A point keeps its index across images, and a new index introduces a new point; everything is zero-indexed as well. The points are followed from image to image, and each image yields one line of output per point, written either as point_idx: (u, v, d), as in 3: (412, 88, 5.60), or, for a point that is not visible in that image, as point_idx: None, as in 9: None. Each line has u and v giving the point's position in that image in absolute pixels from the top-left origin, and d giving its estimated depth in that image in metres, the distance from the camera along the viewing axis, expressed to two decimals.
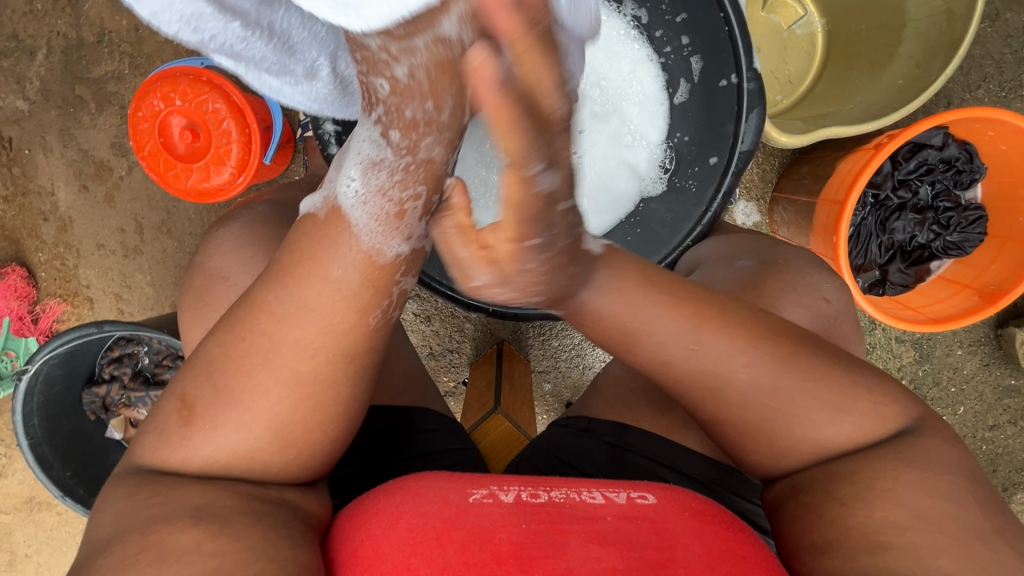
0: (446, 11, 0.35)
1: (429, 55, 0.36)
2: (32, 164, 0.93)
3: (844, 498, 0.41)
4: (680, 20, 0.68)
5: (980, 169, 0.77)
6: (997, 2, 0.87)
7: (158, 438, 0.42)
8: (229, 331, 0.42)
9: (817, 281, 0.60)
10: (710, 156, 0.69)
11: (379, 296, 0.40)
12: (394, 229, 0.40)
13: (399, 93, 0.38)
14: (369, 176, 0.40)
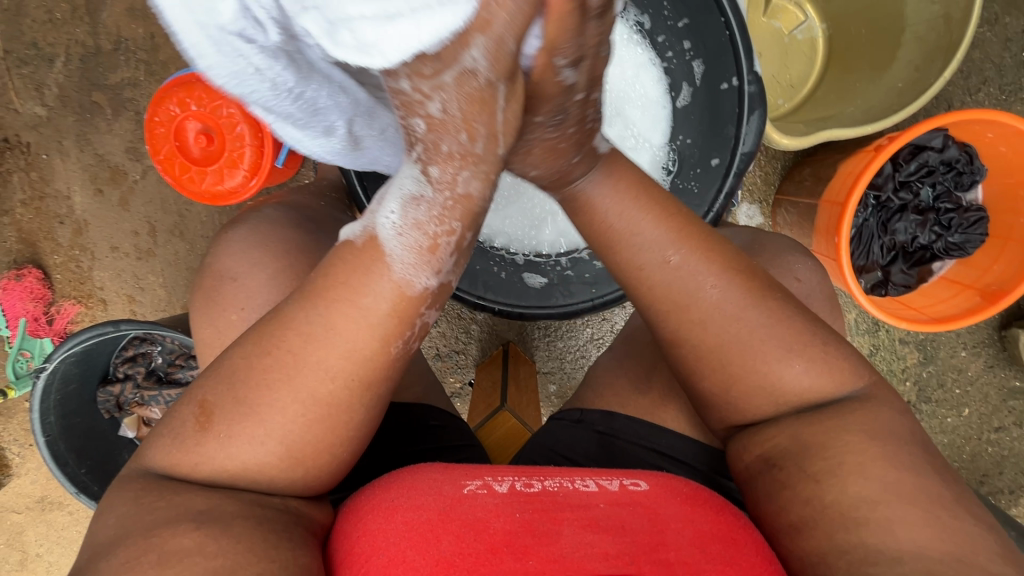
0: (467, 48, 0.34)
1: (456, 91, 0.36)
2: (49, 169, 0.95)
3: (817, 475, 0.42)
4: (681, 25, 0.70)
5: (980, 170, 0.78)
6: (997, 7, 0.88)
7: (172, 441, 0.42)
8: (255, 344, 0.41)
9: (789, 263, 0.60)
10: (712, 157, 0.71)
11: (402, 326, 0.40)
12: (426, 263, 0.40)
13: (434, 129, 0.38)
14: (408, 209, 0.40)
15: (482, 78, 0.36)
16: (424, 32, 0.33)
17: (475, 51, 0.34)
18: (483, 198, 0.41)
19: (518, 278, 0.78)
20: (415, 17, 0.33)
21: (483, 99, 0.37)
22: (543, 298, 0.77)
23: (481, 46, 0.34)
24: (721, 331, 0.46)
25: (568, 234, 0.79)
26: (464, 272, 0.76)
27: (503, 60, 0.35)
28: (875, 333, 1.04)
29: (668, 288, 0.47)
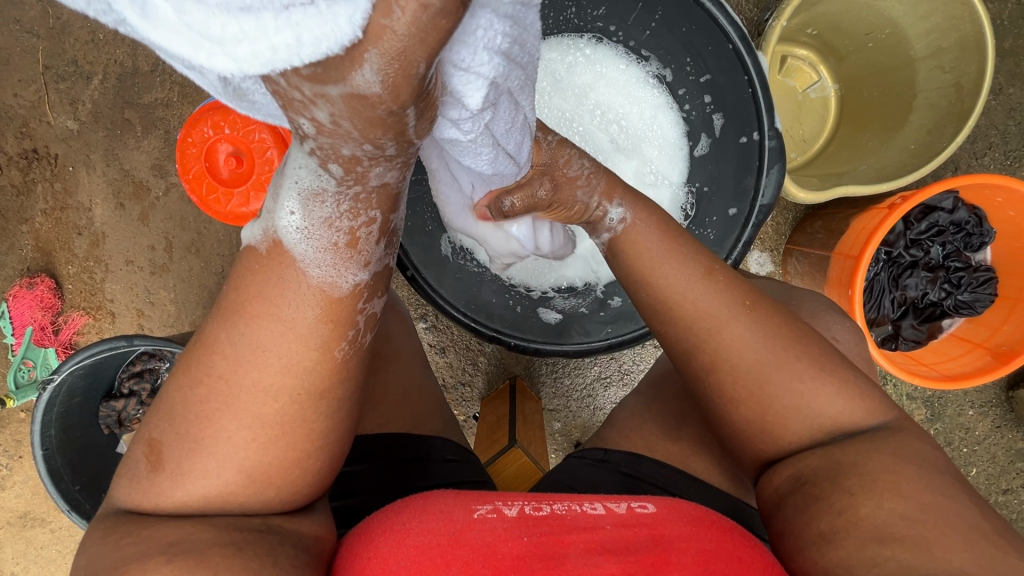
0: (359, 64, 0.26)
1: (347, 107, 0.28)
2: (74, 181, 0.96)
3: (853, 489, 0.42)
4: (703, 80, 0.72)
5: (989, 233, 0.80)
6: (1001, 77, 0.92)
7: (129, 482, 0.40)
8: (186, 373, 0.39)
9: (830, 324, 0.59)
10: (730, 207, 0.73)
11: (339, 330, 0.39)
12: (348, 259, 0.37)
13: (326, 134, 0.31)
14: (310, 208, 0.36)
15: (382, 107, 0.28)
16: (303, 40, 0.25)
17: (371, 71, 0.26)
18: (398, 181, 0.36)
19: (533, 312, 0.79)
20: (288, 17, 0.24)
21: (385, 124, 0.29)
22: (560, 335, 0.78)
23: (375, 64, 0.26)
24: (748, 363, 0.49)
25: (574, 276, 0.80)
26: (480, 305, 0.77)
27: (407, 87, 0.27)
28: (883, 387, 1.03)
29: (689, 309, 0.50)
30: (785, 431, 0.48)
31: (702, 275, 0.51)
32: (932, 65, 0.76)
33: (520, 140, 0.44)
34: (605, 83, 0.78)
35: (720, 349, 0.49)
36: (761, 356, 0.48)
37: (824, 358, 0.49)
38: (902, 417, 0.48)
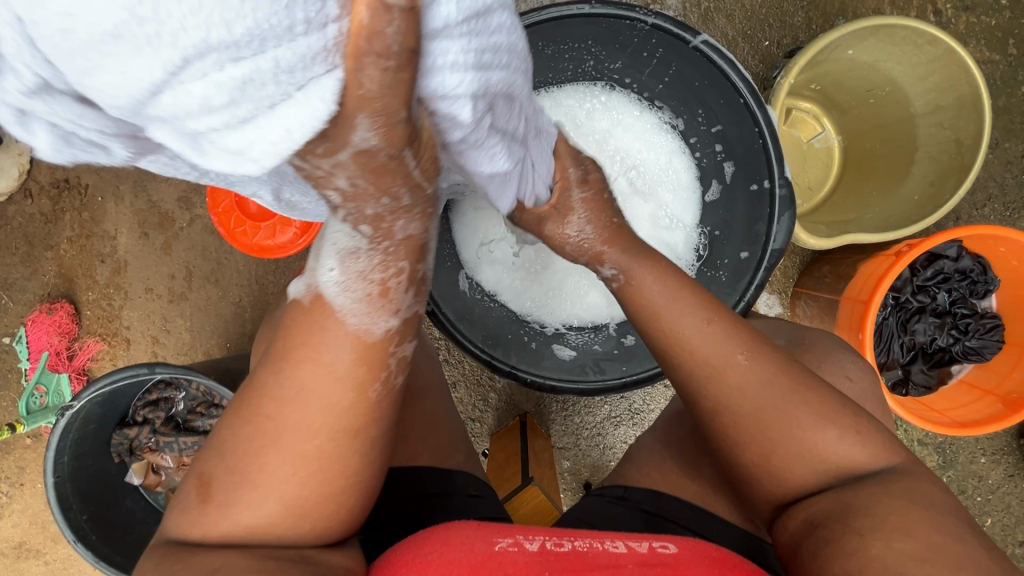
0: (351, 129, 0.29)
1: (357, 167, 0.31)
2: (101, 211, 0.99)
3: (863, 529, 0.42)
4: (714, 130, 0.76)
5: (994, 280, 0.81)
6: (997, 133, 0.96)
7: (180, 511, 0.41)
8: (236, 412, 0.41)
9: (844, 363, 0.59)
10: (742, 250, 0.76)
11: (373, 371, 0.39)
12: (381, 308, 0.38)
13: (351, 199, 0.34)
14: (347, 264, 0.38)
15: (382, 154, 0.31)
16: (293, 129, 0.28)
17: (365, 128, 0.29)
18: (422, 233, 0.37)
19: (547, 348, 0.80)
20: (276, 115, 0.28)
21: (389, 171, 0.32)
22: (576, 372, 0.79)
23: (366, 125, 0.29)
24: (766, 404, 0.49)
25: (584, 314, 0.81)
26: (498, 341, 0.78)
27: (397, 132, 0.30)
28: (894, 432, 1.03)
29: (689, 359, 0.50)
30: (797, 476, 0.48)
31: (706, 326, 0.50)
32: (932, 121, 0.80)
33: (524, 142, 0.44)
34: (623, 129, 0.80)
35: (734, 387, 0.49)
36: (775, 399, 0.49)
37: (834, 396, 0.50)
38: (913, 458, 0.48)
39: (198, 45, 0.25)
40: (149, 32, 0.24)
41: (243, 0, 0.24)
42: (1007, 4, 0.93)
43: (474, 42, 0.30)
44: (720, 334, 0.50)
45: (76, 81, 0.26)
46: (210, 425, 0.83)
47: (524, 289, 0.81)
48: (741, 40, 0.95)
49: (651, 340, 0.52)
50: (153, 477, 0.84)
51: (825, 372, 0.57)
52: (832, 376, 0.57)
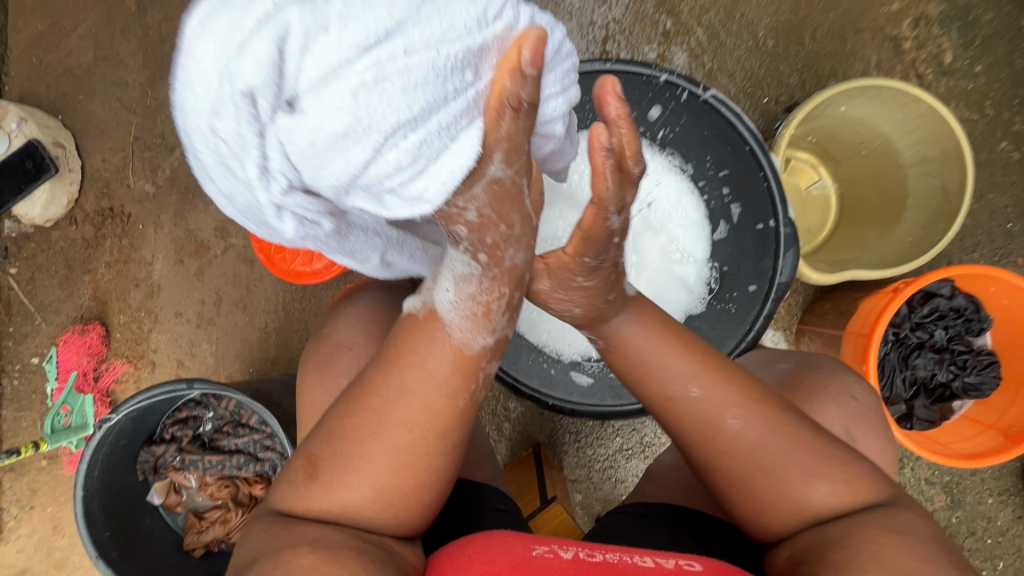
0: (489, 163, 0.39)
1: (488, 198, 0.41)
2: (140, 238, 1.04)
3: (840, 563, 0.43)
4: (722, 174, 0.82)
5: (986, 319, 0.86)
6: (981, 186, 1.04)
7: (288, 486, 0.49)
8: (344, 406, 0.48)
9: (853, 386, 0.63)
10: (750, 284, 0.82)
11: (466, 381, 0.47)
12: (482, 325, 0.47)
13: (476, 229, 0.43)
14: (460, 286, 0.46)
15: (508, 182, 0.41)
16: (452, 171, 0.38)
17: (499, 161, 0.39)
18: (524, 263, 0.47)
19: (564, 374, 0.84)
20: (441, 163, 0.37)
21: (510, 197, 0.42)
22: (594, 397, 0.82)
23: (500, 160, 0.39)
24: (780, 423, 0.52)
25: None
26: (519, 366, 0.83)
27: (519, 161, 0.40)
28: (901, 471, 1.04)
29: (681, 422, 0.54)
30: (778, 516, 0.51)
31: (695, 393, 0.54)
32: (919, 171, 0.87)
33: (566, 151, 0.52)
34: None
35: (752, 403, 0.53)
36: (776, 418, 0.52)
37: None
38: None
39: (393, 127, 0.35)
40: (363, 127, 0.35)
41: (416, 88, 0.34)
42: (981, 70, 1.03)
43: (559, 64, 0.42)
44: (712, 391, 0.53)
45: (316, 171, 0.38)
46: (236, 445, 0.85)
47: (540, 322, 0.85)
48: (743, 96, 1.04)
49: (669, 364, 0.55)
50: (174, 497, 0.85)
51: (835, 393, 0.61)
52: (842, 397, 0.61)
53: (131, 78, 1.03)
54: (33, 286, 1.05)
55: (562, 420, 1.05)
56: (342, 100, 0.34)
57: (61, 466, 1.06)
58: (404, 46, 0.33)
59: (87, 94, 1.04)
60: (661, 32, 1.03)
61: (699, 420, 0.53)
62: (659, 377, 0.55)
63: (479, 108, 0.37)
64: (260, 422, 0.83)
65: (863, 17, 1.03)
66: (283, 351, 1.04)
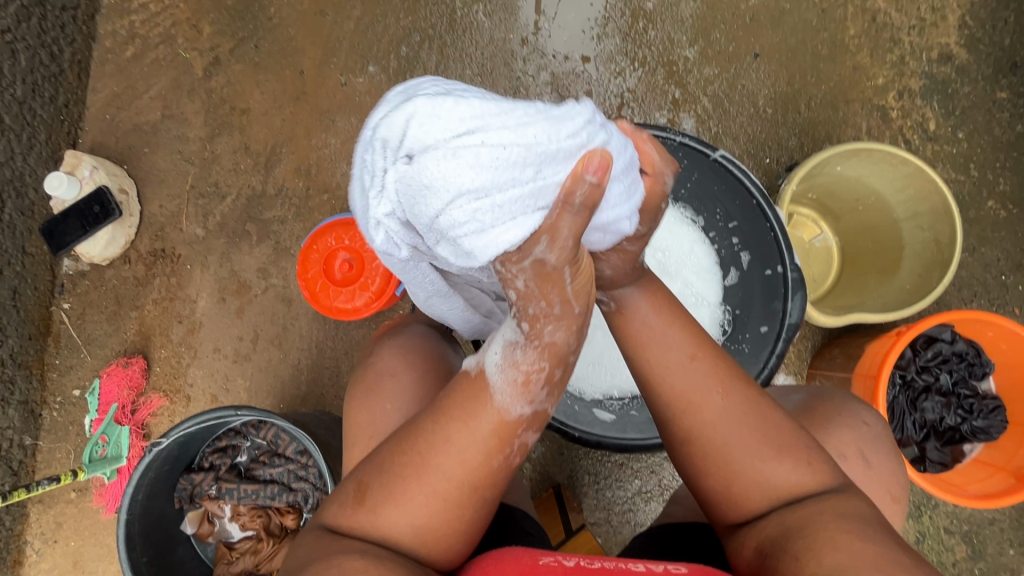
0: (537, 243, 0.46)
1: (533, 273, 0.47)
2: (187, 277, 1.12)
3: (801, 552, 0.48)
4: (731, 225, 0.90)
5: (989, 363, 0.91)
6: (973, 240, 1.11)
7: (338, 505, 0.55)
8: (396, 444, 0.53)
9: (866, 415, 0.67)
10: (761, 326, 0.87)
11: (502, 444, 0.51)
12: (522, 394, 0.50)
13: (524, 298, 0.48)
14: (507, 352, 0.51)
15: (552, 264, 0.47)
16: (500, 242, 0.45)
17: (545, 247, 0.46)
18: (566, 343, 0.50)
19: (587, 411, 0.88)
20: (490, 233, 0.44)
21: (552, 279, 0.47)
22: (617, 431, 0.86)
23: (546, 244, 0.46)
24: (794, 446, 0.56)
25: (622, 384, 0.90)
26: None
27: (565, 252, 0.47)
28: (919, 519, 1.05)
29: (669, 387, 0.60)
30: (749, 489, 0.56)
31: (689, 361, 0.60)
32: (913, 225, 0.95)
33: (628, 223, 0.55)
34: None
35: (771, 426, 0.57)
36: (761, 408, 0.58)
37: None
38: None
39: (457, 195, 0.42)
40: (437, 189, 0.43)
41: (484, 170, 0.42)
42: (964, 135, 1.13)
43: (627, 177, 0.51)
44: (699, 367, 0.59)
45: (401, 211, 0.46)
46: (271, 475, 0.88)
47: None
48: (747, 157, 1.14)
49: (682, 380, 0.59)
50: (206, 527, 0.88)
51: (850, 421, 0.65)
52: (856, 425, 0.65)
53: (192, 134, 1.15)
54: (82, 320, 1.11)
55: (581, 461, 1.08)
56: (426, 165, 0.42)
57: (88, 500, 1.08)
58: (483, 138, 0.42)
59: (151, 147, 1.15)
60: (670, 100, 1.14)
61: (692, 397, 0.59)
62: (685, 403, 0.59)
63: (551, 203, 0.45)
64: (297, 451, 0.88)
65: (852, 89, 1.15)
66: (313, 387, 1.09)
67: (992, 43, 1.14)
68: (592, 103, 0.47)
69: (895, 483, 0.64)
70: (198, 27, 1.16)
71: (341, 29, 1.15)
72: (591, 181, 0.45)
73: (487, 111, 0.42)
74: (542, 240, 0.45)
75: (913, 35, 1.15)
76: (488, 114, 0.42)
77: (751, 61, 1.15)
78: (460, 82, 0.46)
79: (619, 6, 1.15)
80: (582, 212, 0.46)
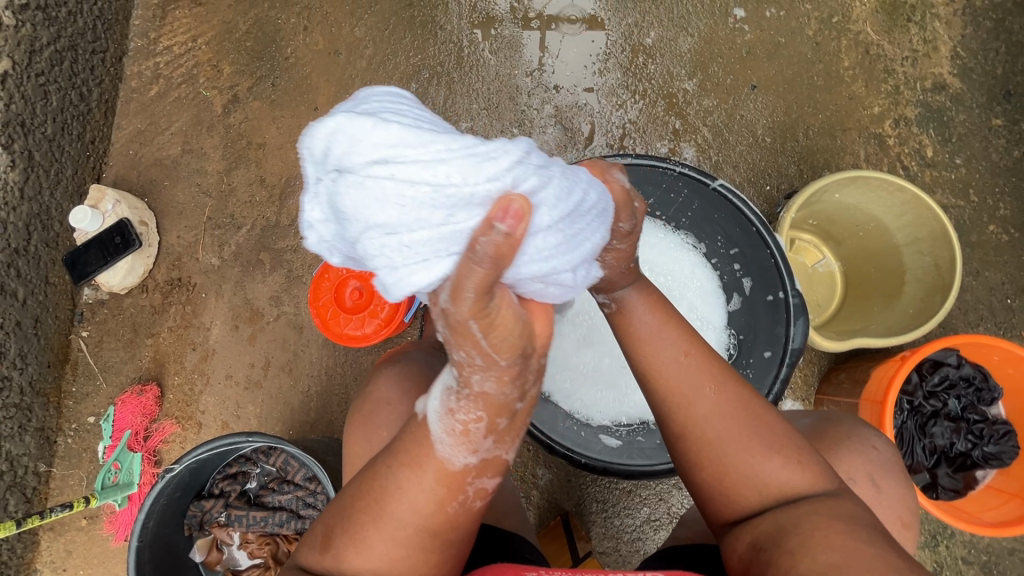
0: (443, 289, 0.43)
1: (444, 321, 0.44)
2: (202, 305, 1.15)
3: (796, 549, 0.49)
4: (732, 252, 0.92)
5: (996, 388, 0.90)
6: (975, 264, 1.12)
7: (310, 548, 0.57)
8: (358, 486, 0.55)
9: (867, 433, 0.67)
10: (765, 351, 0.88)
11: (452, 494, 0.51)
12: (463, 445, 0.49)
13: (445, 342, 0.46)
14: (445, 398, 0.50)
15: (458, 315, 0.43)
16: (406, 284, 0.43)
17: (447, 296, 0.43)
18: (499, 393, 0.48)
19: (594, 437, 0.89)
20: (395, 271, 0.43)
21: (464, 331, 0.44)
22: (623, 457, 0.86)
23: (448, 289, 0.42)
24: (789, 444, 0.58)
25: (631, 410, 0.91)
26: (552, 427, 0.88)
27: (470, 303, 0.42)
28: (936, 548, 1.03)
29: (666, 385, 0.61)
30: (745, 488, 0.57)
31: (684, 358, 0.61)
32: (913, 250, 0.96)
33: (583, 273, 0.50)
34: (653, 250, 0.96)
35: (762, 431, 0.58)
36: (755, 405, 0.60)
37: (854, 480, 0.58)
38: None
39: (361, 226, 0.42)
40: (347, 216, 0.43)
41: (391, 204, 0.41)
42: (962, 162, 1.15)
43: (565, 229, 0.46)
44: (695, 365, 0.60)
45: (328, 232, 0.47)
46: (280, 501, 0.89)
47: (574, 390, 0.92)
48: (747, 184, 1.17)
49: (681, 377, 0.60)
50: (215, 554, 0.89)
51: (852, 441, 0.65)
52: (859, 445, 0.65)
53: (210, 167, 1.19)
54: (100, 348, 1.14)
55: (588, 488, 1.07)
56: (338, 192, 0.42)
57: (99, 527, 1.08)
58: (393, 170, 0.41)
59: (171, 180, 1.19)
60: (671, 131, 1.18)
61: (693, 394, 0.60)
62: (679, 395, 0.60)
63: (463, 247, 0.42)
64: (305, 477, 0.88)
65: (849, 118, 1.18)
66: (322, 414, 1.10)
67: (985, 72, 1.17)
68: (529, 146, 0.44)
69: (906, 508, 0.63)
70: (218, 67, 1.22)
71: (354, 67, 1.20)
72: (504, 231, 0.39)
73: (405, 144, 0.41)
74: (446, 288, 0.42)
75: (906, 65, 1.18)
76: (404, 147, 0.41)
77: (748, 92, 1.19)
78: (401, 107, 0.45)
79: (619, 42, 1.20)
80: (487, 263, 0.40)
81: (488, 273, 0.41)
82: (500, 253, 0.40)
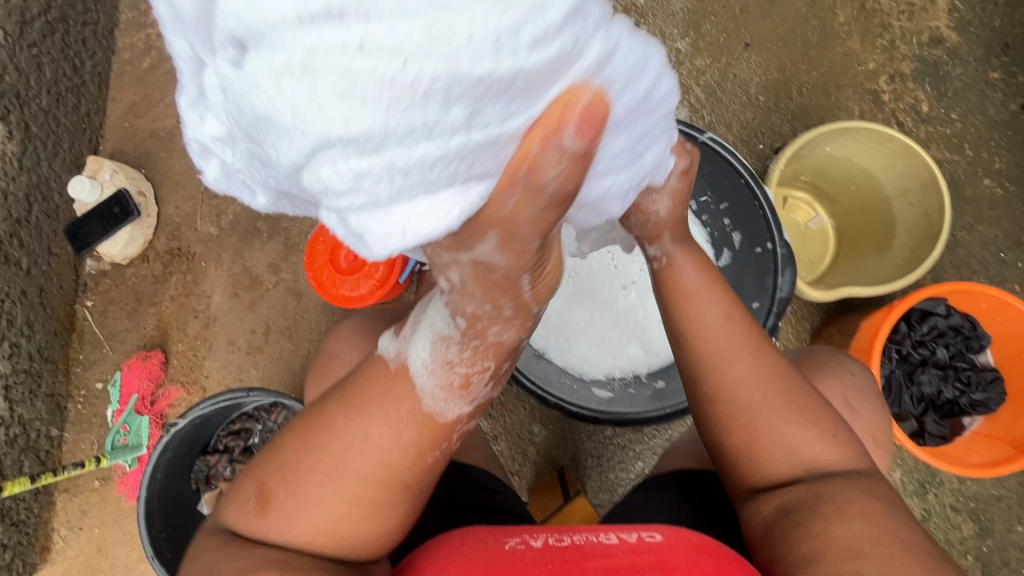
0: (483, 240, 0.41)
1: (470, 274, 0.44)
2: (202, 273, 1.17)
3: (830, 515, 0.52)
4: (722, 206, 0.92)
5: (985, 336, 0.91)
6: (969, 218, 1.12)
7: (242, 508, 0.56)
8: (303, 440, 0.55)
9: (845, 360, 0.69)
10: (753, 302, 0.88)
11: (437, 442, 0.54)
12: (460, 397, 0.54)
13: (455, 292, 0.47)
14: (439, 348, 0.52)
15: (501, 271, 0.44)
16: (413, 228, 0.37)
17: (490, 242, 0.41)
18: (510, 343, 0.52)
19: (586, 390, 0.91)
20: (390, 210, 0.36)
21: (501, 285, 0.45)
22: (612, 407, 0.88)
23: (494, 241, 0.41)
24: (801, 401, 0.59)
25: (623, 364, 0.93)
26: (545, 381, 0.90)
27: (517, 257, 0.43)
28: (925, 497, 1.04)
29: (705, 346, 0.61)
30: (773, 459, 0.59)
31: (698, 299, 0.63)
32: (904, 202, 0.96)
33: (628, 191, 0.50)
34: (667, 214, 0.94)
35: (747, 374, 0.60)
36: (784, 375, 0.61)
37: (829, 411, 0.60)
38: None
39: (334, 140, 0.33)
40: (310, 128, 0.33)
41: (377, 109, 0.32)
42: (957, 116, 1.15)
43: (626, 130, 0.42)
44: (737, 330, 0.61)
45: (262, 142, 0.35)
46: None
47: (568, 345, 0.93)
48: (740, 144, 1.17)
49: (678, 329, 0.63)
50: None
51: (832, 371, 0.67)
52: (841, 376, 0.67)
53: None
54: (105, 317, 1.17)
55: (583, 443, 1.10)
56: (291, 93, 0.32)
57: (111, 488, 1.12)
58: (364, 40, 0.30)
59: (167, 151, 1.20)
60: None
61: (713, 355, 0.61)
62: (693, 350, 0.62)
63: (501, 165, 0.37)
64: None
65: (843, 75, 1.17)
66: None
67: (982, 26, 1.15)
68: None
69: (880, 428, 0.66)
70: None
71: None
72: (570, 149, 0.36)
73: None
74: (491, 237, 0.41)
75: (903, 19, 1.17)
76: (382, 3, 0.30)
77: (742, 51, 1.18)
78: None
79: None
80: (543, 210, 0.39)
81: (551, 211, 0.40)
82: (559, 189, 0.38)
